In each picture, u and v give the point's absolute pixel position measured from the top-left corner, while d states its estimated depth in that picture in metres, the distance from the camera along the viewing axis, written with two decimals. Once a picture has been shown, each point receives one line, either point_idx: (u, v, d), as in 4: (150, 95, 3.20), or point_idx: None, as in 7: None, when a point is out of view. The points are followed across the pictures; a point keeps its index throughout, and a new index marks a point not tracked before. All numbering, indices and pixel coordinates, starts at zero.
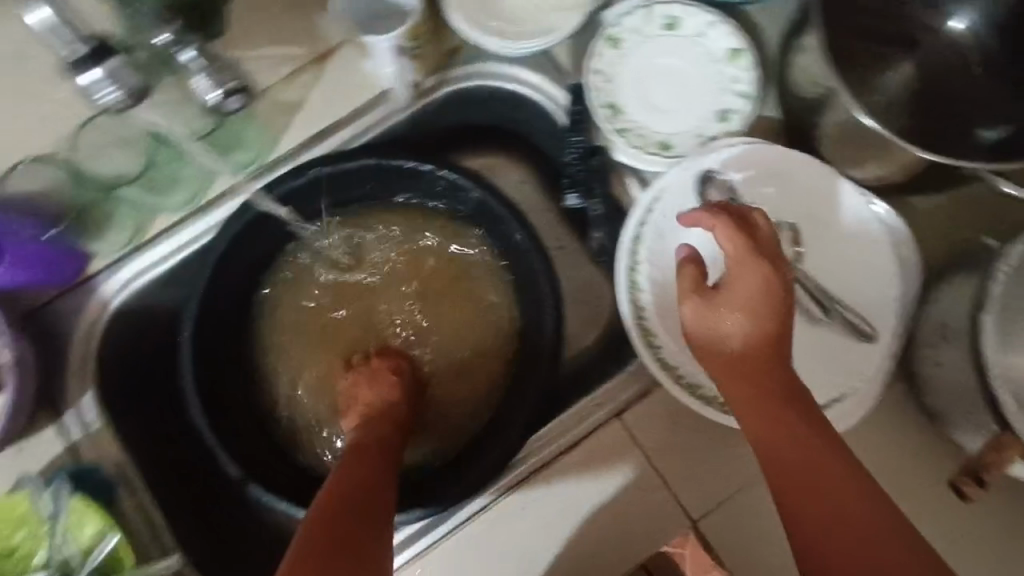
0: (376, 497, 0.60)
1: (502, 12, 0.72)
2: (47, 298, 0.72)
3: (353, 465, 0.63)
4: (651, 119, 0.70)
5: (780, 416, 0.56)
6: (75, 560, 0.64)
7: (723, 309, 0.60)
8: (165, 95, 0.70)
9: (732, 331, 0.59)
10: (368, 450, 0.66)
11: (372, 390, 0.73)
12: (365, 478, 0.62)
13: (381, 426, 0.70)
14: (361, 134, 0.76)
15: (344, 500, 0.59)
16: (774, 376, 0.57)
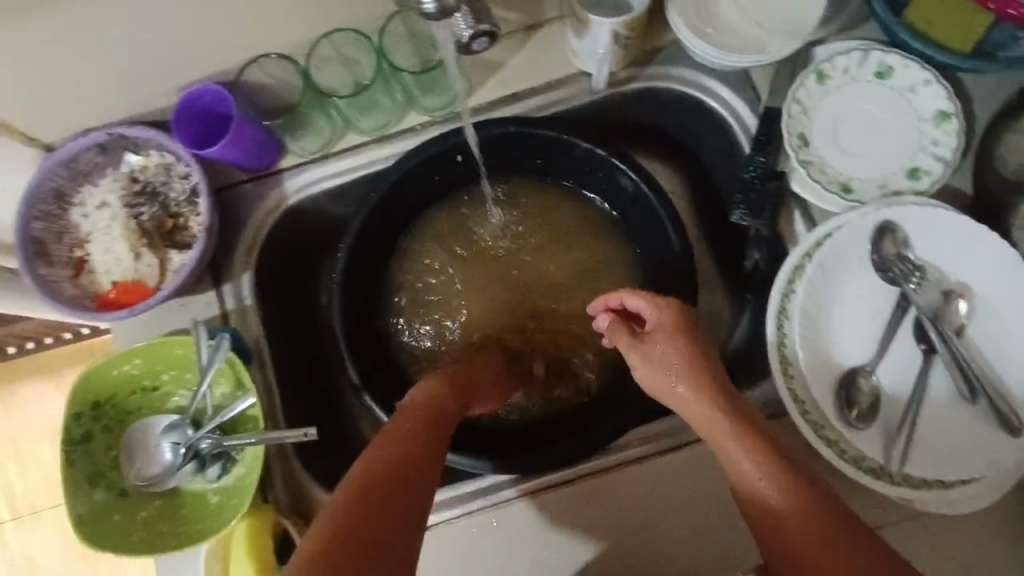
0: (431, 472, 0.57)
1: (718, 22, 0.73)
2: (237, 180, 0.79)
3: (405, 426, 0.61)
4: (838, 161, 0.70)
5: (736, 445, 0.57)
6: (209, 411, 0.71)
7: (659, 349, 0.65)
8: (397, 28, 0.74)
9: (673, 373, 0.63)
10: (420, 415, 0.63)
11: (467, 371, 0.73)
12: (413, 444, 0.58)
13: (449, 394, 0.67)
14: (549, 108, 0.81)
15: (390, 467, 0.55)
16: (701, 408, 0.61)
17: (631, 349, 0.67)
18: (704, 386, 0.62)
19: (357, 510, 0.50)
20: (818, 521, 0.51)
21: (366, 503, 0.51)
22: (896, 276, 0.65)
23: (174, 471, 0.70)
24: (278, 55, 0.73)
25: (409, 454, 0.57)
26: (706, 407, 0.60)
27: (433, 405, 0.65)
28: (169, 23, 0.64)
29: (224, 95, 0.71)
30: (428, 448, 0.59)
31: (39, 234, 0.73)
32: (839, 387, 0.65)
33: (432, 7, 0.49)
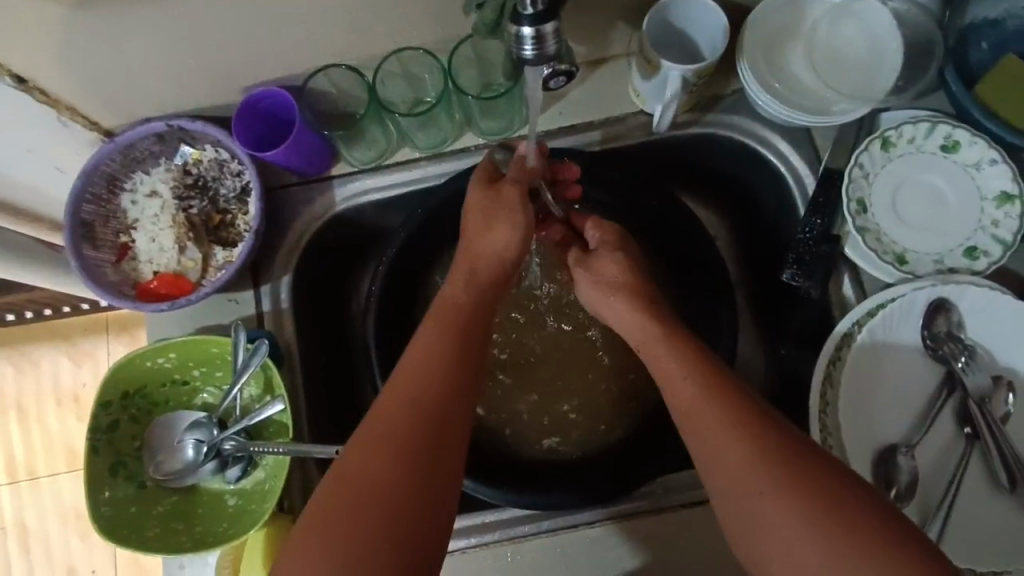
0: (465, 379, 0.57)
1: (785, 79, 0.73)
2: (288, 183, 0.79)
3: (425, 348, 0.58)
4: (895, 231, 0.69)
5: (676, 362, 0.58)
6: (236, 412, 0.71)
7: (598, 261, 0.71)
8: (467, 50, 0.74)
9: (605, 274, 0.70)
10: (449, 328, 0.59)
11: (500, 230, 0.66)
12: (436, 356, 0.57)
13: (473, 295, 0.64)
14: (605, 143, 0.81)
15: (422, 412, 0.54)
16: (629, 313, 0.66)
17: (576, 267, 0.73)
18: (634, 303, 0.66)
19: (390, 457, 0.52)
20: (796, 470, 0.50)
21: (396, 451, 0.52)
22: (953, 361, 0.64)
23: (194, 469, 0.69)
24: (348, 66, 0.73)
25: (441, 389, 0.56)
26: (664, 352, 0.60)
27: (457, 311, 0.62)
28: (247, 25, 0.64)
29: (288, 100, 0.71)
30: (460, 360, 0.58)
31: (88, 216, 0.74)
32: (878, 462, 0.64)
33: (531, 54, 0.50)
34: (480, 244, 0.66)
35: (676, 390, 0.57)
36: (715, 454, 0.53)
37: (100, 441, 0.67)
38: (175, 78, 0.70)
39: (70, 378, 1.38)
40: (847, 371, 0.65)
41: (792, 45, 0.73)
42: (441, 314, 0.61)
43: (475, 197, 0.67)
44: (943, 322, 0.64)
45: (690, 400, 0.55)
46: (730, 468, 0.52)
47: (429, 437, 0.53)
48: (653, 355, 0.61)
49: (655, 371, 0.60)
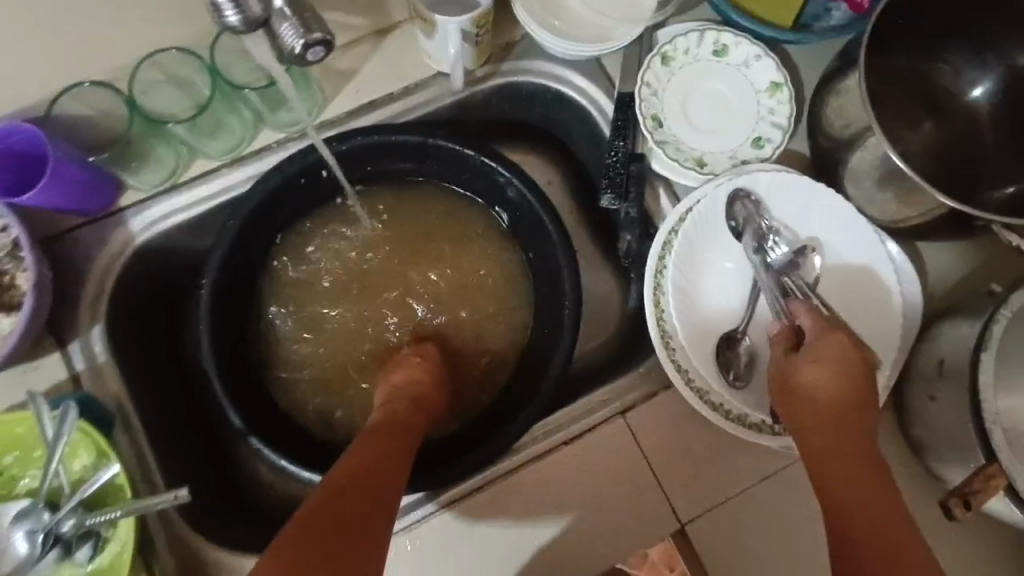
0: (388, 483, 0.59)
1: (563, 13, 0.74)
2: (72, 225, 0.71)
3: (367, 450, 0.62)
4: (690, 138, 0.74)
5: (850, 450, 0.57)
6: (65, 488, 0.63)
7: (829, 358, 0.60)
8: (231, 42, 0.69)
9: (811, 371, 0.60)
10: (391, 438, 0.64)
11: (407, 371, 0.74)
12: (376, 456, 0.61)
13: (402, 414, 0.69)
14: (411, 112, 0.79)
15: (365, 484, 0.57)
16: (824, 434, 0.58)
17: (806, 363, 0.61)
18: (838, 419, 0.58)
19: (304, 541, 0.50)
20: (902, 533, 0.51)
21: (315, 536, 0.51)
22: (749, 238, 0.70)
23: (34, 563, 0.61)
24: (94, 82, 0.65)
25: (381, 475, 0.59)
26: (821, 379, 0.59)
27: (388, 428, 0.66)
28: None
29: (33, 132, 0.63)
30: (397, 455, 0.62)
31: None
32: (718, 351, 0.69)
33: (234, 17, 0.52)
34: (397, 378, 0.74)
35: (829, 471, 0.56)
36: (849, 501, 0.54)
37: None
38: None
39: None
40: (670, 276, 0.69)
41: None
42: (381, 424, 0.67)
43: (397, 367, 0.75)
44: (740, 208, 0.69)
45: (833, 465, 0.56)
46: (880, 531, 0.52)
47: (362, 495, 0.56)
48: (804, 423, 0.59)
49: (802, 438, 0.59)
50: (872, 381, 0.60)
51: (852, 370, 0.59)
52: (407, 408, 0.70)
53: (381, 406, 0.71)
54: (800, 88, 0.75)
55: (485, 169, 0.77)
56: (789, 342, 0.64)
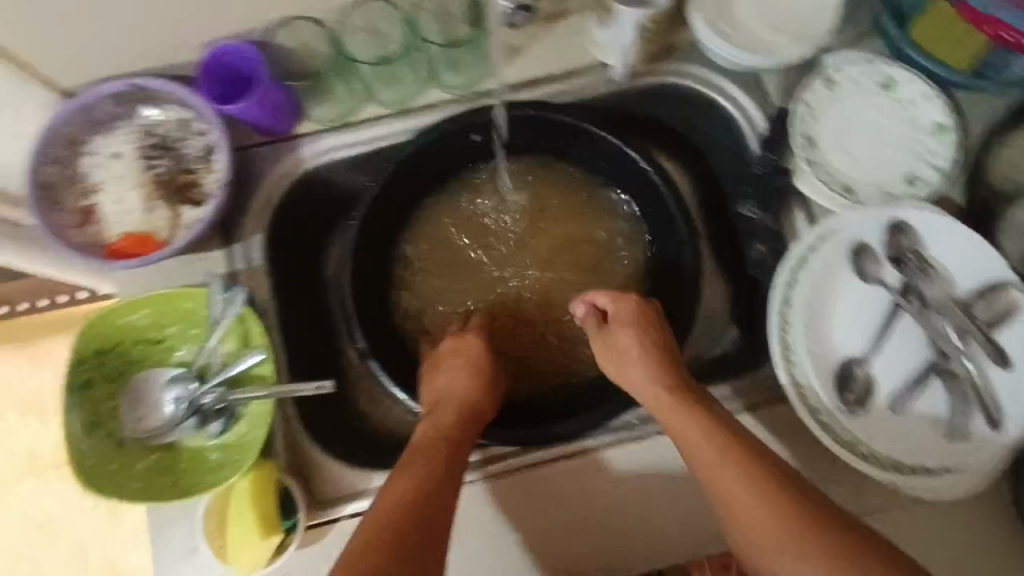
0: (435, 500, 0.61)
1: (736, 24, 0.77)
2: (254, 143, 0.79)
3: (408, 473, 0.63)
4: (842, 164, 0.74)
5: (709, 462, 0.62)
6: (214, 367, 0.70)
7: (620, 339, 0.72)
8: (429, 3, 0.77)
9: (631, 361, 0.71)
10: (434, 451, 0.66)
11: (450, 374, 0.74)
12: (419, 475, 0.63)
13: (444, 424, 0.69)
14: (567, 95, 0.82)
15: (409, 510, 0.60)
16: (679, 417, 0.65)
17: (620, 335, 0.72)
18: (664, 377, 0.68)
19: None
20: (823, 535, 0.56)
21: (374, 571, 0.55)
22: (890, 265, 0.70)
23: (175, 425, 0.69)
24: (312, 18, 0.75)
25: (427, 501, 0.61)
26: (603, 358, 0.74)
27: (432, 440, 0.67)
28: None
29: (251, 55, 0.72)
30: (443, 470, 0.64)
31: (50, 178, 0.73)
32: (836, 374, 0.69)
33: None
34: (441, 380, 0.74)
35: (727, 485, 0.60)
36: (738, 505, 0.59)
37: (74, 399, 0.67)
38: (136, 33, 0.70)
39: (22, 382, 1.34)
40: (802, 290, 0.69)
41: None
42: (423, 437, 0.68)
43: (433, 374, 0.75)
44: (888, 236, 0.70)
45: (720, 470, 0.61)
46: (768, 538, 0.58)
47: (414, 518, 0.59)
48: (677, 427, 0.65)
49: (677, 433, 0.65)
50: (662, 323, 0.73)
51: (643, 322, 0.72)
52: (449, 418, 0.70)
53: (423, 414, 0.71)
54: (964, 135, 0.74)
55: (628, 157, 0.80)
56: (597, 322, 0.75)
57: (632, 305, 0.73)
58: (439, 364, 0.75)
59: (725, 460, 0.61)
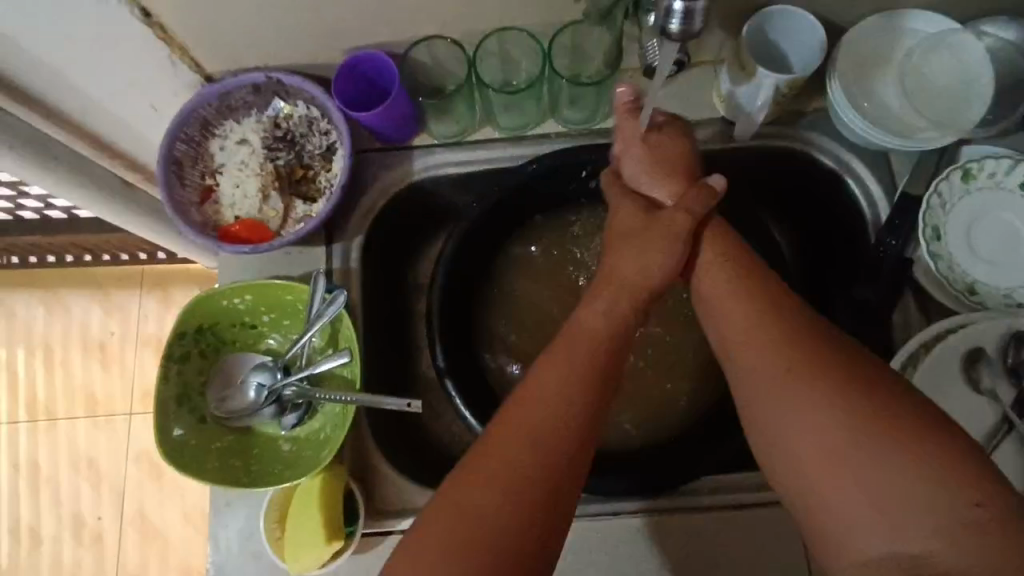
0: (590, 393, 0.56)
1: (873, 100, 0.74)
2: (370, 147, 0.81)
3: (558, 363, 0.57)
4: (966, 261, 0.70)
5: (740, 311, 0.59)
6: (300, 361, 0.72)
7: (665, 146, 0.70)
8: (565, 38, 0.77)
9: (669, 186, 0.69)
10: (586, 339, 0.58)
11: (663, 254, 0.63)
12: (567, 370, 0.56)
13: (611, 321, 0.60)
14: None
15: (553, 454, 0.53)
16: (722, 270, 0.62)
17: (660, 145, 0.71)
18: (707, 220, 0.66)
19: (507, 475, 0.52)
20: (881, 404, 0.51)
21: (520, 472, 0.52)
22: (1006, 378, 0.66)
23: (254, 411, 0.71)
24: (452, 39, 0.76)
25: (574, 406, 0.55)
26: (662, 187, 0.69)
27: (588, 333, 0.59)
28: None
29: (389, 65, 0.74)
30: (586, 357, 0.57)
31: (179, 154, 0.76)
32: None
33: (677, 28, 0.52)
34: (626, 266, 0.63)
35: (727, 309, 0.60)
36: (744, 345, 0.57)
37: (170, 369, 0.69)
38: (286, 32, 0.72)
39: (99, 326, 1.41)
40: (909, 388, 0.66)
41: (883, 68, 0.74)
42: (585, 324, 0.60)
43: (628, 208, 0.68)
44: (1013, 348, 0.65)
45: (753, 346, 0.56)
46: (759, 366, 0.55)
47: (563, 416, 0.54)
48: (719, 309, 0.61)
49: (722, 326, 0.60)
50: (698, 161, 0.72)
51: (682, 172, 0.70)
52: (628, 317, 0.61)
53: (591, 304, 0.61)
54: None
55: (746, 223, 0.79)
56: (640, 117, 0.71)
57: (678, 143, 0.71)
58: (617, 251, 0.65)
59: (779, 356, 0.55)
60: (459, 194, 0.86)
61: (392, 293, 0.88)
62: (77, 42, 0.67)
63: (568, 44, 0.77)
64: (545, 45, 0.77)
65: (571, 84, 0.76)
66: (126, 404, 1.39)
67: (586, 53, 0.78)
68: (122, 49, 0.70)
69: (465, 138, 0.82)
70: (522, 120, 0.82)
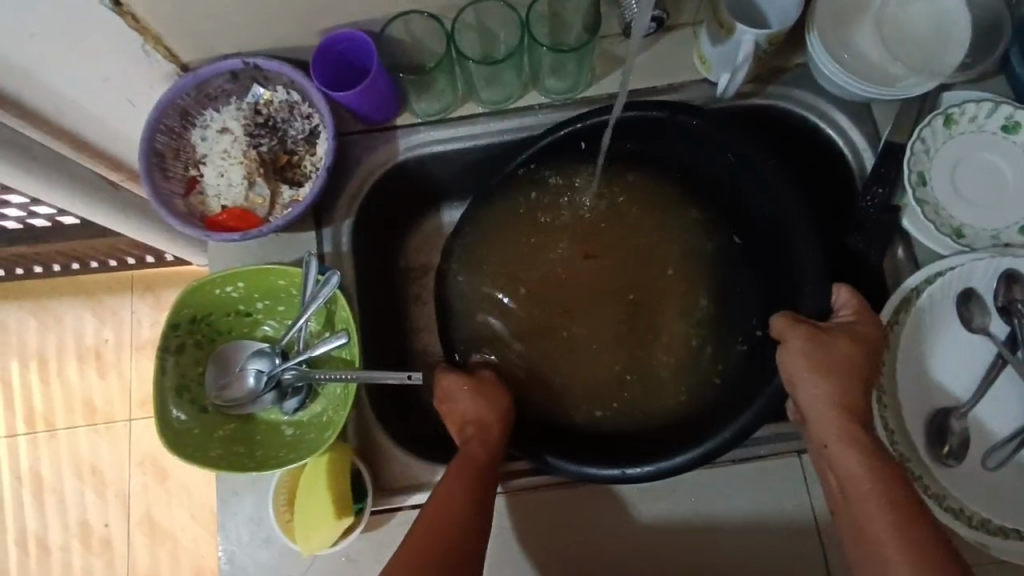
0: (481, 493, 0.64)
1: (853, 52, 0.74)
2: (353, 130, 0.81)
3: (447, 499, 0.63)
4: (952, 205, 0.71)
5: (849, 453, 0.62)
6: (297, 345, 0.72)
7: (457, 391, 0.73)
8: (543, 6, 0.76)
9: (466, 411, 0.71)
10: (472, 471, 0.66)
11: (467, 407, 0.72)
12: (457, 500, 0.63)
13: (485, 447, 0.68)
14: None
15: (434, 551, 0.60)
16: (842, 439, 0.62)
17: (450, 387, 0.73)
18: (500, 414, 0.72)
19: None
20: (898, 507, 0.58)
21: None
22: (996, 318, 0.66)
23: (254, 398, 0.71)
24: (429, 14, 0.75)
25: (463, 511, 0.62)
26: (817, 366, 0.65)
27: (474, 464, 0.66)
28: None
29: (367, 43, 0.73)
30: (473, 506, 0.63)
31: (161, 147, 0.75)
32: (928, 423, 0.66)
33: None
34: (462, 412, 0.71)
35: (850, 481, 0.61)
36: (863, 516, 0.59)
37: (166, 361, 0.69)
38: (262, 16, 0.72)
39: (92, 334, 1.40)
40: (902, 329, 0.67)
41: (861, 19, 0.75)
42: (465, 454, 0.67)
43: (449, 408, 0.73)
44: (998, 289, 0.66)
45: (862, 485, 0.60)
46: (861, 509, 0.60)
47: (449, 543, 0.61)
48: (836, 458, 0.62)
49: (842, 474, 0.62)
50: (501, 413, 0.72)
51: (487, 397, 0.72)
52: (484, 469, 0.66)
53: (462, 435, 0.70)
54: None
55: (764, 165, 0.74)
56: (453, 379, 0.73)
57: (878, 328, 0.66)
58: (447, 410, 0.73)
59: (892, 528, 0.58)
60: (445, 173, 0.86)
61: (384, 276, 0.88)
62: (46, 39, 0.66)
63: (545, 12, 0.77)
64: (524, 15, 0.77)
65: (551, 52, 0.76)
66: (126, 409, 1.38)
67: (564, 22, 0.78)
68: (97, 44, 0.69)
69: (448, 115, 0.81)
70: (504, 94, 0.81)
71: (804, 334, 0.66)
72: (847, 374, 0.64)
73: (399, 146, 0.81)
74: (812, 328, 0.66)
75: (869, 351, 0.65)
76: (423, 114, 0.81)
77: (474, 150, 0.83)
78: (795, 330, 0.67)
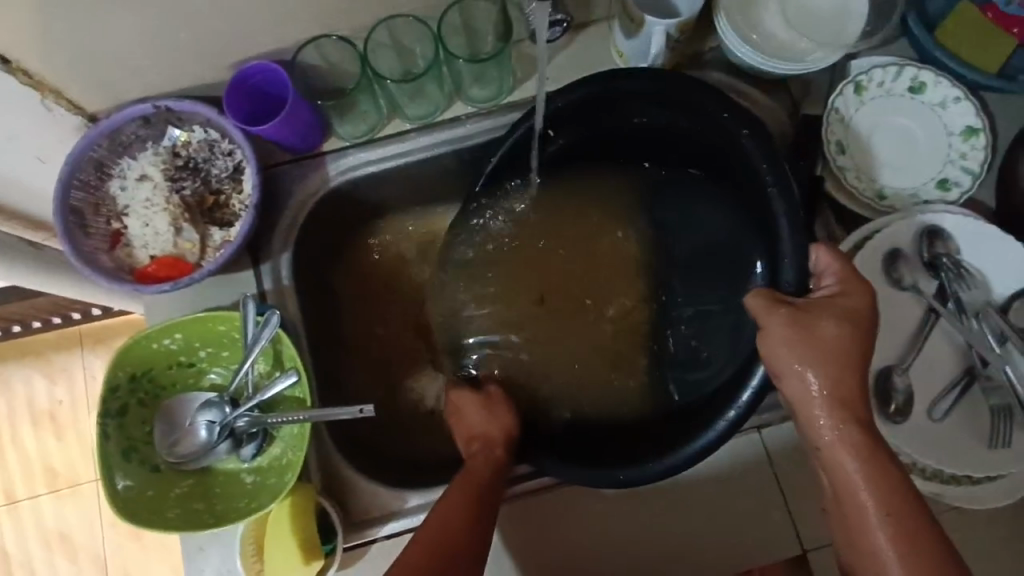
0: (484, 507, 0.62)
1: (762, 31, 0.76)
2: (279, 161, 0.79)
3: (448, 509, 0.61)
4: (871, 169, 0.74)
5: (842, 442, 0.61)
6: (247, 389, 0.71)
7: (467, 404, 0.73)
8: (454, 17, 0.76)
9: (473, 424, 0.72)
10: (476, 483, 0.64)
11: (476, 417, 0.72)
12: (459, 510, 0.61)
13: (490, 463, 0.67)
14: None
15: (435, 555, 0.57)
16: (837, 428, 0.61)
17: (460, 398, 0.74)
18: (504, 427, 0.71)
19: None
20: (892, 502, 0.58)
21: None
22: (924, 273, 0.69)
23: (209, 450, 0.69)
24: (339, 37, 0.74)
25: (466, 521, 0.60)
26: (801, 353, 0.62)
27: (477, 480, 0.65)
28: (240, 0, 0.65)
29: (280, 73, 0.71)
30: (476, 519, 0.61)
31: (77, 203, 0.72)
32: (874, 384, 0.68)
33: None
34: (472, 424, 0.72)
35: (841, 473, 0.60)
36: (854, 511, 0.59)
37: (110, 425, 0.66)
38: (165, 56, 0.69)
39: (44, 397, 1.34)
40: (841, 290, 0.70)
41: None
42: (468, 472, 0.65)
43: (459, 421, 0.73)
44: (921, 245, 0.69)
45: (854, 480, 0.59)
46: (852, 505, 0.59)
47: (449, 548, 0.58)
48: (829, 449, 0.61)
49: (833, 469, 0.61)
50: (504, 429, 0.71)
51: (493, 409, 0.73)
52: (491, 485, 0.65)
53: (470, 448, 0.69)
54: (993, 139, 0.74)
55: (737, 140, 0.68)
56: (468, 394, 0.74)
57: (865, 299, 0.63)
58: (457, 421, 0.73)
59: (885, 525, 0.57)
60: (381, 193, 0.85)
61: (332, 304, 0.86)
62: None
63: (457, 22, 0.76)
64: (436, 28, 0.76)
65: (469, 63, 0.75)
66: (89, 471, 1.33)
67: (479, 30, 0.78)
68: None
69: (376, 135, 0.80)
70: (429, 108, 0.80)
71: (785, 319, 0.62)
72: (834, 358, 0.62)
73: (329, 172, 0.79)
74: (792, 309, 0.63)
75: (858, 333, 0.62)
76: (350, 137, 0.80)
77: (408, 167, 0.82)
78: (775, 314, 0.63)
